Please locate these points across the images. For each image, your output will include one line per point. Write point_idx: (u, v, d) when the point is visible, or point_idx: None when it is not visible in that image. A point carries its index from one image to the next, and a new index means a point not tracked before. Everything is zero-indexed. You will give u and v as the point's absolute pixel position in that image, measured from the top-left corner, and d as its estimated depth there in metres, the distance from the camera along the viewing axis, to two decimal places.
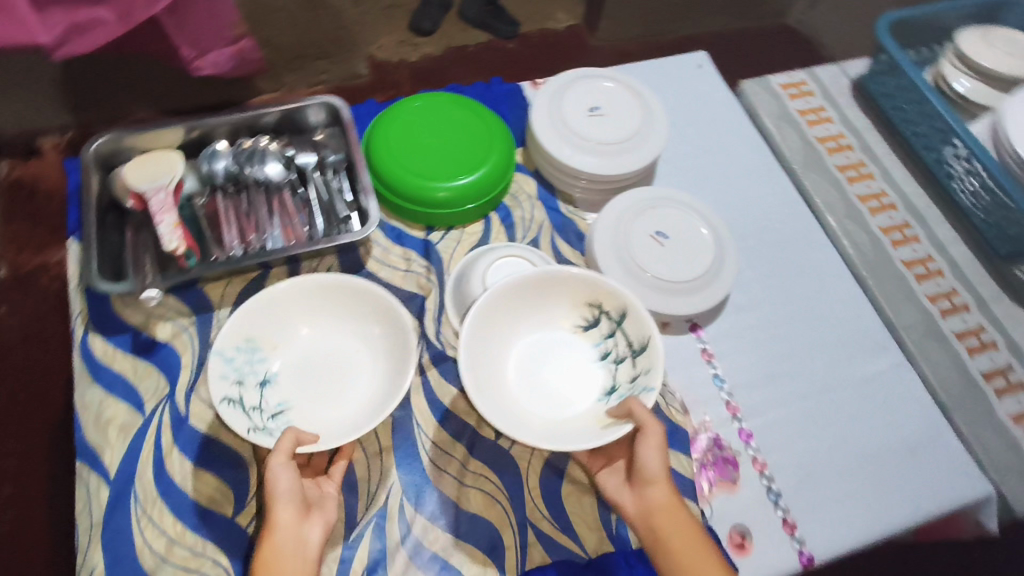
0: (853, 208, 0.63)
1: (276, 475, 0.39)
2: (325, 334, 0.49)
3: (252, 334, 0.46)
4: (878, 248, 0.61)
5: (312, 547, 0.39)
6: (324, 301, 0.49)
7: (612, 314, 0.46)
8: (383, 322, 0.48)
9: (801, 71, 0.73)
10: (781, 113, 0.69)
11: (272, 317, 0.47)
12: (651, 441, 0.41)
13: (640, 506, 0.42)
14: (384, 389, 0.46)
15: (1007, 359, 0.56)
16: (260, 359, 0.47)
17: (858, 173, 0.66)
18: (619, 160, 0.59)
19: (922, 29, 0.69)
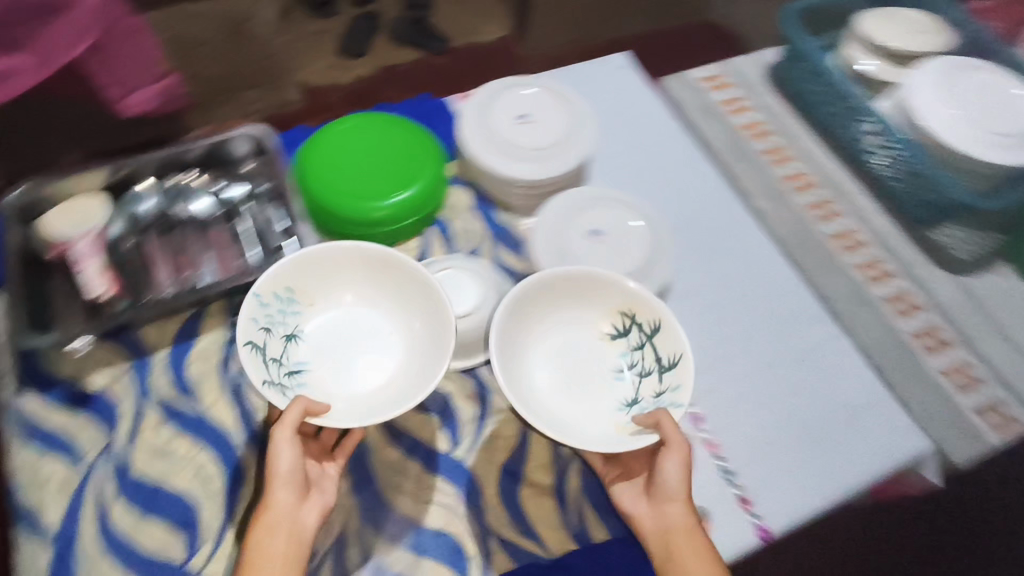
0: (778, 190, 0.65)
1: (280, 454, 0.40)
2: (360, 306, 0.50)
3: (292, 286, 0.48)
4: (805, 226, 0.63)
5: (306, 530, 0.41)
6: (380, 280, 0.50)
7: (645, 324, 0.47)
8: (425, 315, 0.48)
9: (719, 63, 0.74)
10: (702, 105, 0.70)
11: (313, 274, 0.49)
12: (676, 463, 0.42)
13: (656, 523, 0.43)
14: (410, 375, 0.46)
15: (935, 319, 0.59)
16: (294, 311, 0.48)
17: (780, 157, 0.67)
18: (554, 164, 0.59)
19: (824, 18, 0.74)
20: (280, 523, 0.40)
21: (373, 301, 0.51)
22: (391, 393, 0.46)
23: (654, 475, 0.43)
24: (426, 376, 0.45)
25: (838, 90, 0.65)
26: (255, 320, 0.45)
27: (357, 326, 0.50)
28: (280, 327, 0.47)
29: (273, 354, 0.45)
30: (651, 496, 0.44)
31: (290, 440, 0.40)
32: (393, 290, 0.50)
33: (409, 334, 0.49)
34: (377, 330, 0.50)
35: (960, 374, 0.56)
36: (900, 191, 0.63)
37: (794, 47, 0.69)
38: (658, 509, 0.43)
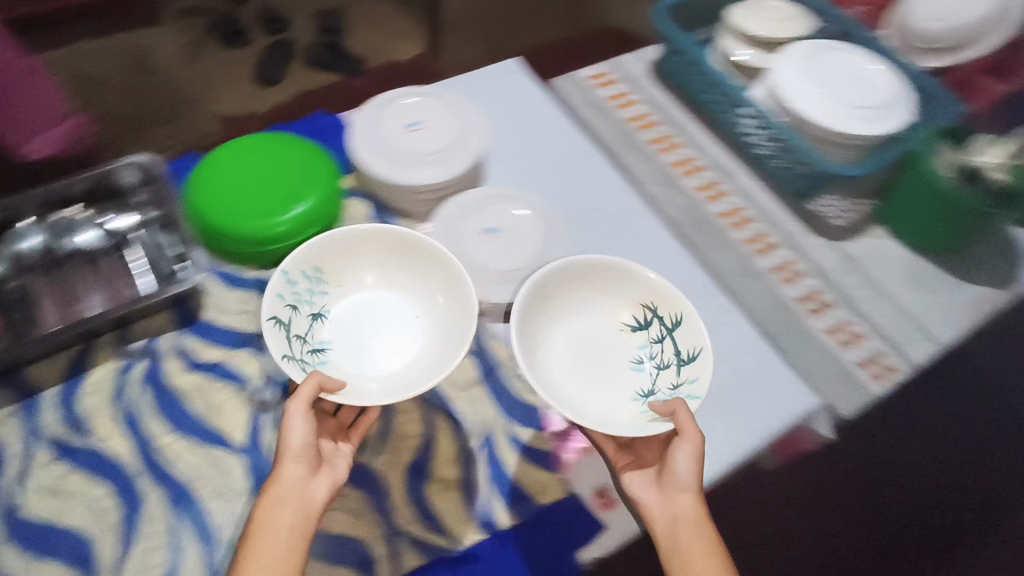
0: (668, 176, 0.68)
1: (292, 427, 0.42)
2: (382, 287, 0.55)
3: (319, 266, 0.53)
4: (694, 208, 0.66)
5: (316, 503, 0.41)
6: (404, 262, 0.55)
7: (666, 318, 0.51)
8: (446, 292, 0.53)
9: (605, 62, 0.77)
10: (592, 103, 0.73)
11: (341, 255, 0.54)
12: (688, 450, 0.43)
13: (662, 510, 0.44)
14: (430, 355, 0.51)
15: (817, 283, 0.62)
16: (321, 291, 0.53)
17: (667, 144, 0.71)
18: (453, 162, 0.61)
19: (699, 13, 0.78)
20: (288, 497, 0.41)
21: (397, 281, 0.55)
22: (411, 369, 0.50)
23: (665, 463, 0.44)
24: (447, 354, 0.49)
25: (712, 77, 0.69)
26: (282, 297, 0.49)
27: (382, 305, 0.55)
28: (307, 304, 0.52)
29: (298, 329, 0.50)
30: (661, 484, 0.44)
31: (302, 414, 0.42)
32: (416, 270, 0.54)
33: (430, 312, 0.54)
34: (401, 309, 0.54)
35: (843, 332, 0.59)
36: (778, 165, 0.67)
37: (670, 39, 0.72)
38: (669, 497, 0.44)
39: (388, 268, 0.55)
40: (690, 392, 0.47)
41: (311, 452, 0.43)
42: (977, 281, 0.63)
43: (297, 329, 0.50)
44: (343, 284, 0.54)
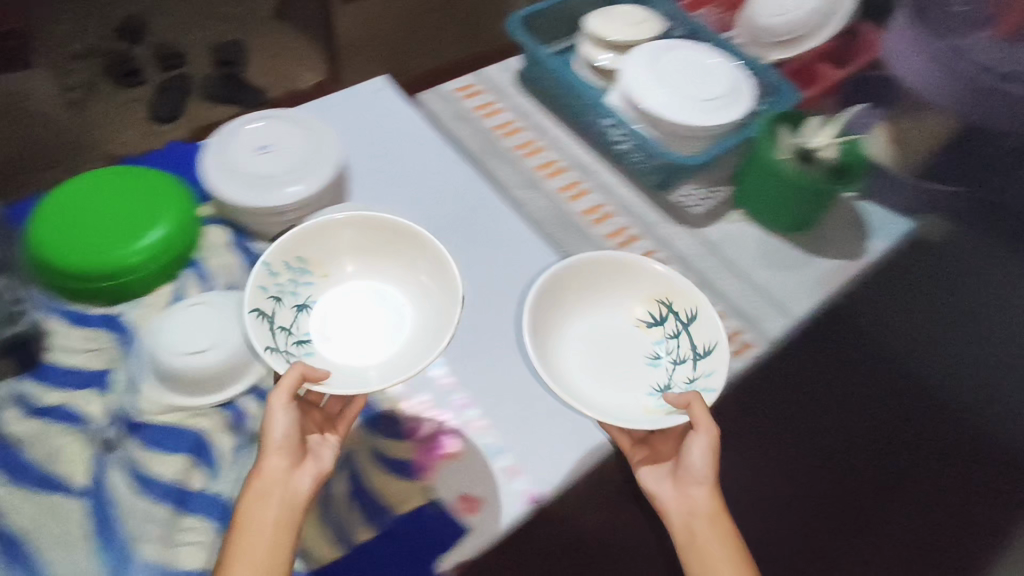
0: (532, 179, 0.70)
1: (274, 421, 0.44)
2: (365, 274, 0.56)
3: (303, 256, 0.53)
4: (558, 207, 0.68)
5: (300, 494, 0.44)
6: (388, 251, 0.56)
7: (682, 313, 0.52)
8: (429, 274, 0.54)
9: (471, 75, 0.79)
10: (458, 113, 0.75)
11: (323, 245, 0.54)
12: (703, 443, 0.46)
13: (681, 505, 0.48)
14: (417, 342, 0.51)
15: (678, 269, 0.64)
16: (305, 281, 0.54)
17: (531, 149, 0.72)
18: (321, 173, 0.61)
19: (561, 21, 0.80)
20: (272, 487, 0.43)
21: (382, 269, 0.56)
22: (401, 354, 0.51)
23: (682, 457, 0.48)
24: (434, 336, 0.50)
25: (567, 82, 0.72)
26: (265, 289, 0.50)
27: (370, 293, 0.56)
28: (291, 297, 0.52)
29: (282, 321, 0.50)
30: (678, 478, 0.49)
31: (284, 407, 0.44)
32: (402, 258, 0.55)
33: (416, 297, 0.55)
34: (386, 298, 0.56)
35: None
36: (636, 161, 0.69)
37: (526, 48, 0.74)
38: (685, 491, 0.48)
39: (371, 259, 0.56)
40: (707, 385, 0.48)
41: (290, 444, 0.45)
42: (826, 254, 0.66)
43: (281, 322, 0.51)
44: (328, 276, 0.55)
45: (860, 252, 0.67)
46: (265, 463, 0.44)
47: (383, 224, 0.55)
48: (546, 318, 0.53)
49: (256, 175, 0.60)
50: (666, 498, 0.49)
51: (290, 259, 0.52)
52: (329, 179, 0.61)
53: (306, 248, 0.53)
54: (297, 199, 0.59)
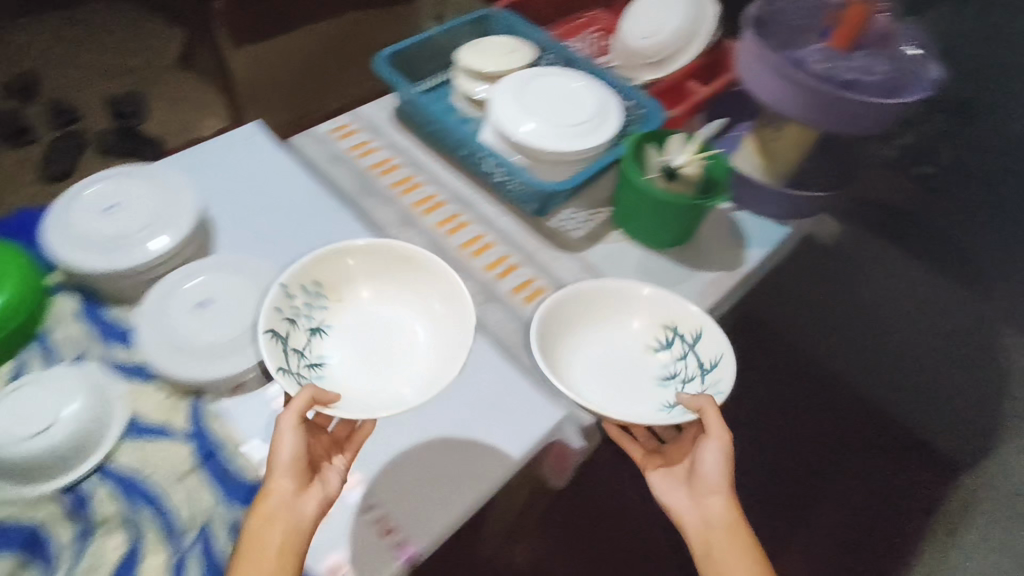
0: (409, 216, 0.68)
1: (282, 442, 0.45)
2: (380, 300, 0.59)
3: (320, 280, 0.56)
4: (436, 242, 0.67)
5: (304, 518, 0.44)
6: (399, 274, 0.59)
7: (687, 335, 0.58)
8: (442, 296, 0.57)
9: (346, 115, 0.78)
10: (332, 155, 0.73)
11: (338, 271, 0.57)
12: (716, 447, 0.51)
13: (699, 514, 0.52)
14: (431, 363, 0.53)
15: None
16: (319, 306, 0.56)
17: (408, 185, 0.71)
18: (184, 220, 0.59)
19: (431, 58, 0.81)
20: (279, 511, 0.44)
21: (393, 292, 0.59)
22: (416, 372, 0.54)
23: (697, 466, 0.53)
24: (450, 360, 0.53)
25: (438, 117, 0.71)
26: (282, 311, 0.52)
27: (379, 316, 0.58)
28: (305, 320, 0.55)
29: (297, 343, 0.52)
30: (696, 490, 0.53)
31: (292, 429, 0.45)
32: (416, 282, 0.58)
33: (423, 321, 0.57)
34: (398, 320, 0.58)
35: None
36: (513, 192, 0.69)
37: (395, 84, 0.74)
38: (702, 500, 0.52)
39: (384, 283, 0.59)
40: (716, 389, 0.53)
41: (302, 463, 0.46)
42: (708, 267, 0.68)
43: (296, 345, 0.52)
44: (340, 301, 0.57)
45: (737, 264, 0.69)
46: (274, 484, 0.45)
47: (400, 248, 0.58)
48: (559, 326, 0.57)
49: (108, 239, 0.57)
50: (682, 508, 0.53)
51: (307, 283, 0.55)
52: (189, 233, 0.60)
53: (322, 271, 0.56)
54: (163, 251, 0.57)
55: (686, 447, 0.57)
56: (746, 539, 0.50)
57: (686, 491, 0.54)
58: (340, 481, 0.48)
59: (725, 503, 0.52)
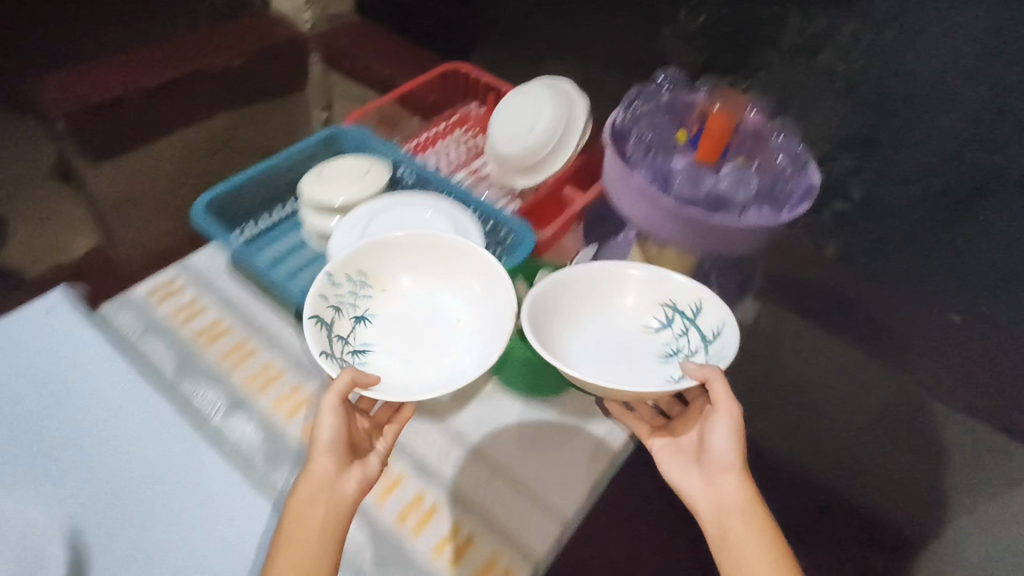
0: (236, 396, 0.67)
1: (324, 424, 0.57)
2: (422, 287, 0.71)
3: (364, 271, 0.68)
4: (264, 426, 0.65)
5: (345, 496, 0.57)
6: (435, 263, 0.70)
7: (686, 310, 0.68)
8: (480, 282, 0.68)
9: (172, 267, 0.77)
10: (153, 325, 0.71)
11: (388, 262, 0.69)
12: (726, 424, 0.58)
13: (715, 494, 0.58)
14: (472, 355, 0.65)
15: (427, 488, 0.64)
16: (366, 296, 0.68)
17: (239, 355, 0.70)
18: None
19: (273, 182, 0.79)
20: (321, 491, 0.56)
21: (431, 278, 0.71)
22: (455, 360, 0.65)
23: (710, 445, 0.59)
24: (485, 340, 0.65)
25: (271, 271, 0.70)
26: (328, 298, 0.63)
27: (419, 301, 0.70)
28: (351, 309, 0.66)
29: (343, 329, 0.64)
30: (710, 471, 0.59)
31: (332, 413, 0.57)
32: (449, 267, 0.70)
33: (459, 303, 0.70)
34: (437, 302, 0.70)
35: (448, 547, 0.60)
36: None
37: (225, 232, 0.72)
38: (714, 479, 0.59)
39: (423, 270, 0.71)
40: (720, 355, 0.62)
41: (340, 447, 0.58)
42: (591, 424, 0.71)
43: (342, 332, 0.64)
44: (384, 289, 0.70)
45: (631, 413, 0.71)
46: (316, 464, 0.57)
47: (433, 240, 0.69)
48: (561, 302, 0.68)
49: None
50: (695, 488, 0.60)
51: (354, 273, 0.67)
52: None
53: (365, 264, 0.68)
54: None
55: (691, 430, 0.63)
56: (760, 514, 0.56)
57: (698, 472, 0.60)
58: (379, 463, 0.61)
59: (738, 482, 0.58)
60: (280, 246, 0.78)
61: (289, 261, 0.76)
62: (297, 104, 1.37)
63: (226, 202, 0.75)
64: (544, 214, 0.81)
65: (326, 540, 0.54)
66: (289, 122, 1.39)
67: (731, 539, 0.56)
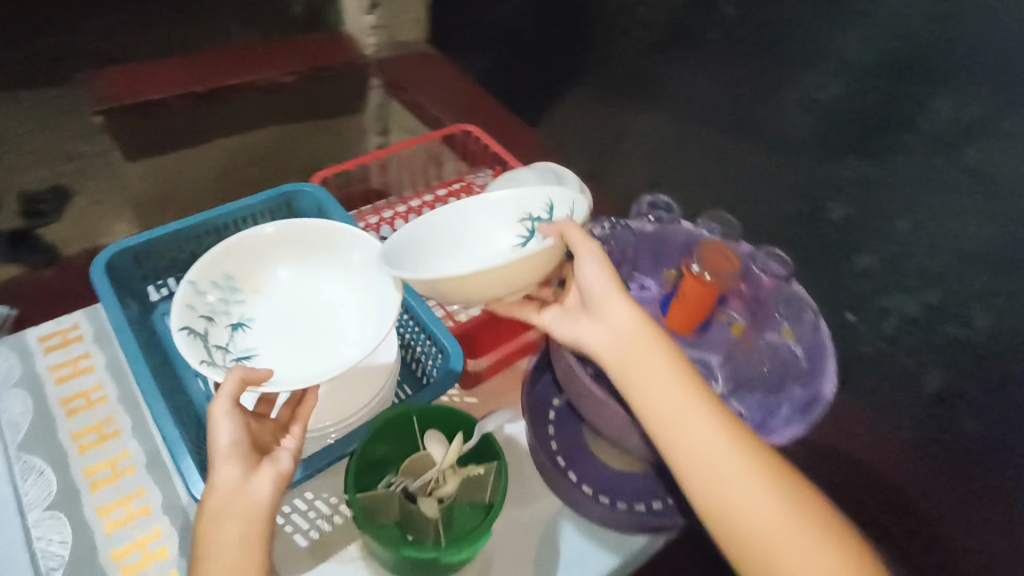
0: (71, 489, 0.57)
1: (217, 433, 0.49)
2: (300, 275, 0.63)
3: (229, 274, 0.60)
4: (84, 539, 0.54)
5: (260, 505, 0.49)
6: (311, 251, 0.62)
7: (541, 214, 0.61)
8: (362, 252, 0.61)
9: (78, 311, 0.69)
10: (28, 377, 0.63)
11: (256, 258, 0.61)
12: (593, 260, 0.53)
13: (606, 335, 0.53)
14: (367, 333, 0.58)
15: None
16: (237, 297, 0.60)
17: (98, 437, 0.60)
18: None
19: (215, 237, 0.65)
20: (230, 505, 0.48)
21: (311, 269, 0.63)
22: (348, 348, 0.59)
23: (584, 288, 0.54)
24: (373, 326, 0.58)
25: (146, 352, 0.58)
26: (195, 309, 0.56)
27: (299, 294, 0.62)
28: (224, 316, 0.58)
29: (217, 340, 0.56)
30: (596, 314, 0.54)
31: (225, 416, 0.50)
32: (329, 252, 0.62)
33: (347, 286, 0.62)
34: (321, 293, 0.62)
35: None
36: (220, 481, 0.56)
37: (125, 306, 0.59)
38: (603, 317, 0.53)
39: (300, 258, 0.63)
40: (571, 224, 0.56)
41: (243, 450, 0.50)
42: None
43: (216, 343, 0.56)
44: (258, 292, 0.61)
45: None
46: (220, 474, 0.49)
47: (304, 229, 0.61)
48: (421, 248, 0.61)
49: None
50: (586, 336, 0.54)
51: (216, 278, 0.58)
52: None
53: (232, 268, 0.59)
54: None
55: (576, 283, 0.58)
56: (654, 334, 0.52)
57: (586, 317, 0.55)
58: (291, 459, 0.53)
59: (625, 308, 0.53)
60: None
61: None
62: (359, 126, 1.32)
63: (140, 260, 0.62)
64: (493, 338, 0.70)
65: (247, 554, 0.48)
66: (345, 145, 1.32)
67: (632, 383, 0.51)
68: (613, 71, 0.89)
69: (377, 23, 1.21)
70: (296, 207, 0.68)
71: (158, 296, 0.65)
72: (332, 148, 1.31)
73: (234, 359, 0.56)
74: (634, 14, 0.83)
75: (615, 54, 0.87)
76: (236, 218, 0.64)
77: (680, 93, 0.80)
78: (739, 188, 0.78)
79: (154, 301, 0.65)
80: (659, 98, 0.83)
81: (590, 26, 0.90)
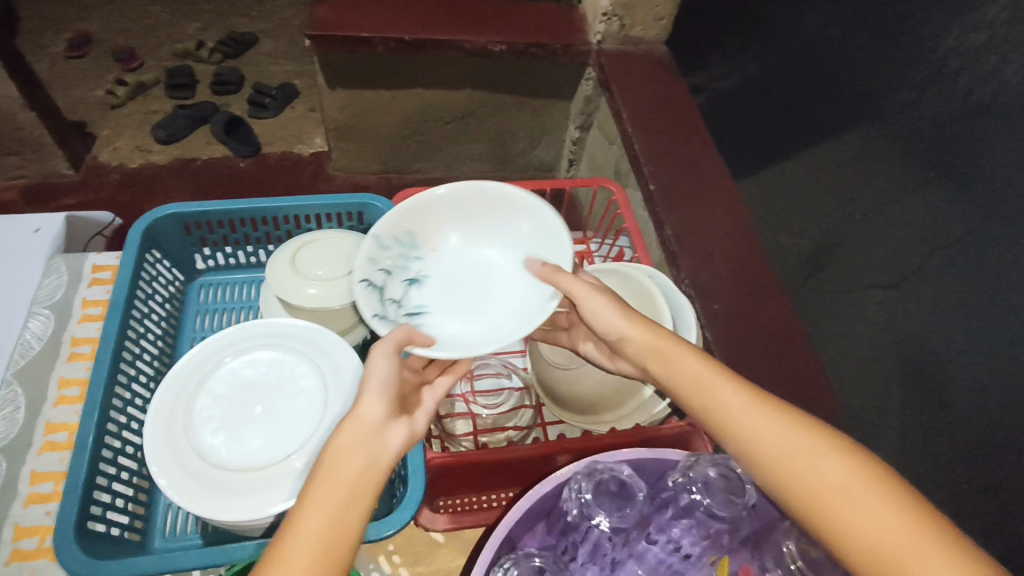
0: (24, 441, 0.60)
1: (380, 360, 0.43)
2: (477, 238, 0.59)
3: (410, 229, 0.58)
4: (4, 502, 0.56)
5: (387, 457, 0.40)
6: (490, 222, 0.59)
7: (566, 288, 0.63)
8: (534, 222, 0.57)
9: None
10: (61, 305, 0.69)
11: (437, 214, 0.59)
12: (593, 292, 0.50)
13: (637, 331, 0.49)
14: (534, 301, 0.54)
15: None
16: (415, 253, 0.58)
17: (72, 393, 0.63)
18: None
19: (258, 219, 0.70)
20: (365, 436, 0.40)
21: (487, 233, 0.59)
22: (512, 320, 0.54)
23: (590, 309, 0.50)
24: (540, 287, 0.54)
25: (123, 336, 0.60)
26: (376, 262, 0.55)
27: (467, 260, 0.59)
28: (401, 271, 0.57)
29: (392, 294, 0.55)
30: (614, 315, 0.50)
31: (390, 352, 0.44)
32: (506, 216, 0.58)
33: (523, 249, 0.57)
34: (490, 261, 0.59)
35: None
36: (120, 510, 0.55)
37: (143, 272, 0.65)
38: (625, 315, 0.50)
39: (472, 223, 0.59)
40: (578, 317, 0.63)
41: (392, 392, 0.43)
42: None
43: (389, 296, 0.55)
44: (436, 250, 0.59)
45: None
46: (362, 408, 0.41)
47: (485, 191, 0.57)
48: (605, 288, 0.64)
49: None
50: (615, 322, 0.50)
51: (397, 233, 0.57)
52: None
53: (411, 220, 0.57)
54: None
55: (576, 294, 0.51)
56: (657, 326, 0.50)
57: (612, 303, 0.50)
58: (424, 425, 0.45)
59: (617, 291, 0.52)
60: (225, 294, 0.74)
61: (212, 318, 0.72)
62: (562, 109, 1.18)
63: (189, 228, 0.70)
64: (495, 482, 0.59)
65: (352, 505, 0.38)
66: (540, 125, 1.21)
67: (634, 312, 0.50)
68: (894, 129, 0.62)
69: (611, 10, 0.98)
70: (366, 219, 0.72)
71: (204, 265, 0.74)
72: (526, 125, 1.21)
73: (405, 314, 0.55)
74: (954, 77, 0.56)
75: (894, 124, 0.62)
76: (288, 212, 0.69)
77: (991, 192, 0.52)
78: (986, 366, 0.52)
79: (200, 268, 0.74)
80: (944, 192, 0.56)
81: (892, 60, 0.62)
